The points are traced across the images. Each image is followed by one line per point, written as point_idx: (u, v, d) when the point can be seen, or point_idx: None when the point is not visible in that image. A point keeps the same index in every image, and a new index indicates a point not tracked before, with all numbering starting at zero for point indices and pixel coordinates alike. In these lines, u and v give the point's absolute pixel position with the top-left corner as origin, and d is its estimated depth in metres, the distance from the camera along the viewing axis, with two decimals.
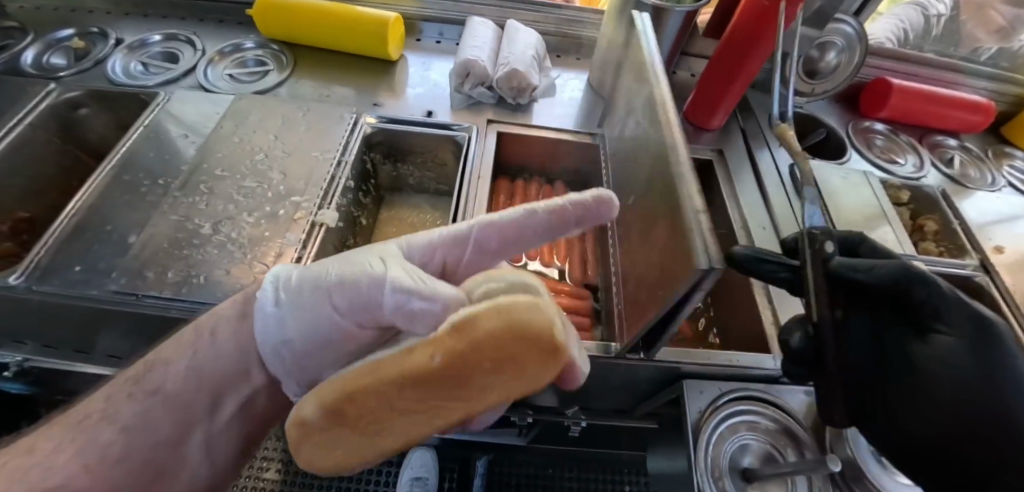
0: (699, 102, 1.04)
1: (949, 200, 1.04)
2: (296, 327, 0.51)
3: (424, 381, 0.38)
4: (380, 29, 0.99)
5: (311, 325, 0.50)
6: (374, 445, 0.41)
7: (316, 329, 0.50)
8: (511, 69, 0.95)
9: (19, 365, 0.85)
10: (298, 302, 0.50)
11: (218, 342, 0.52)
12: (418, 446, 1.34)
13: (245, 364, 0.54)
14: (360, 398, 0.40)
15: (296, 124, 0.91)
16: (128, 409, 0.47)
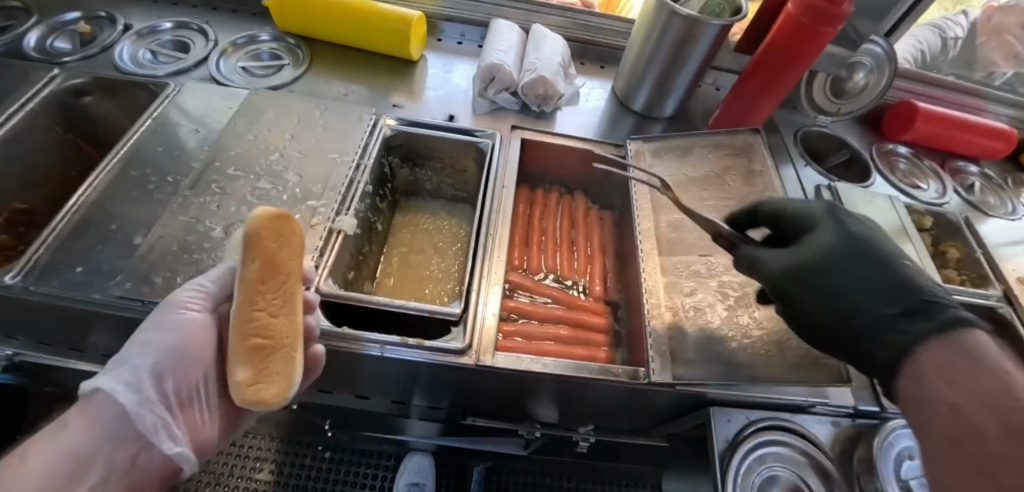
0: (725, 117, 1.01)
1: (973, 228, 1.03)
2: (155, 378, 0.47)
3: (263, 279, 0.46)
4: (402, 27, 0.96)
5: (165, 353, 0.48)
6: (291, 348, 0.48)
7: (165, 356, 0.48)
8: (537, 75, 0.92)
9: (9, 358, 0.81)
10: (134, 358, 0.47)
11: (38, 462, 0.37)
12: (414, 450, 1.27)
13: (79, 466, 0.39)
14: (258, 325, 0.46)
15: (314, 124, 0.87)
16: None
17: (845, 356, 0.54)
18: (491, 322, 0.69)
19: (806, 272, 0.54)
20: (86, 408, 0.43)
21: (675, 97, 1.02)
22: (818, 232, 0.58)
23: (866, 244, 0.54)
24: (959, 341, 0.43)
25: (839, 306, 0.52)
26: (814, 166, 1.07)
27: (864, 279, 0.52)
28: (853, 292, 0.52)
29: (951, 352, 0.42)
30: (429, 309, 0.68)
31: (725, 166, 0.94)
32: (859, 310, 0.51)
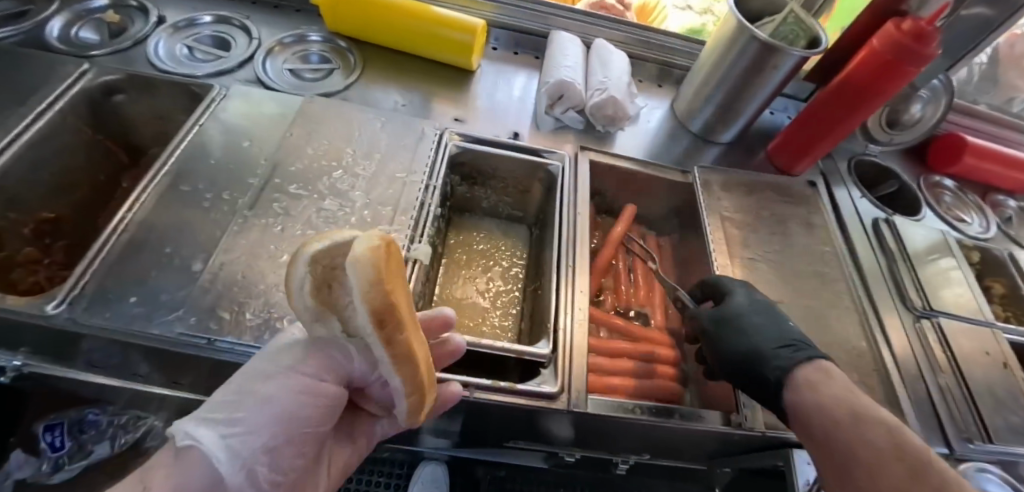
0: (786, 143, 1.00)
1: (1018, 265, 1.04)
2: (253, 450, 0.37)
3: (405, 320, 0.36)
4: (464, 35, 0.91)
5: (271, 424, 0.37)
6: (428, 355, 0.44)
7: (274, 430, 0.38)
8: (607, 95, 0.89)
9: (17, 369, 0.64)
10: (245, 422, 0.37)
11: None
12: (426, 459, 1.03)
13: None
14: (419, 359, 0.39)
15: (375, 138, 0.82)
16: None
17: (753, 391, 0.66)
18: (580, 365, 0.66)
19: (742, 326, 0.68)
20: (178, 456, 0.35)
21: (738, 123, 1.00)
22: (727, 295, 0.73)
23: (756, 308, 0.70)
24: (822, 368, 0.61)
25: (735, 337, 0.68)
26: (869, 197, 1.06)
27: (758, 329, 0.68)
28: (735, 336, 0.68)
29: (816, 375, 0.60)
30: (516, 349, 0.65)
31: (790, 198, 0.93)
32: (754, 345, 0.66)
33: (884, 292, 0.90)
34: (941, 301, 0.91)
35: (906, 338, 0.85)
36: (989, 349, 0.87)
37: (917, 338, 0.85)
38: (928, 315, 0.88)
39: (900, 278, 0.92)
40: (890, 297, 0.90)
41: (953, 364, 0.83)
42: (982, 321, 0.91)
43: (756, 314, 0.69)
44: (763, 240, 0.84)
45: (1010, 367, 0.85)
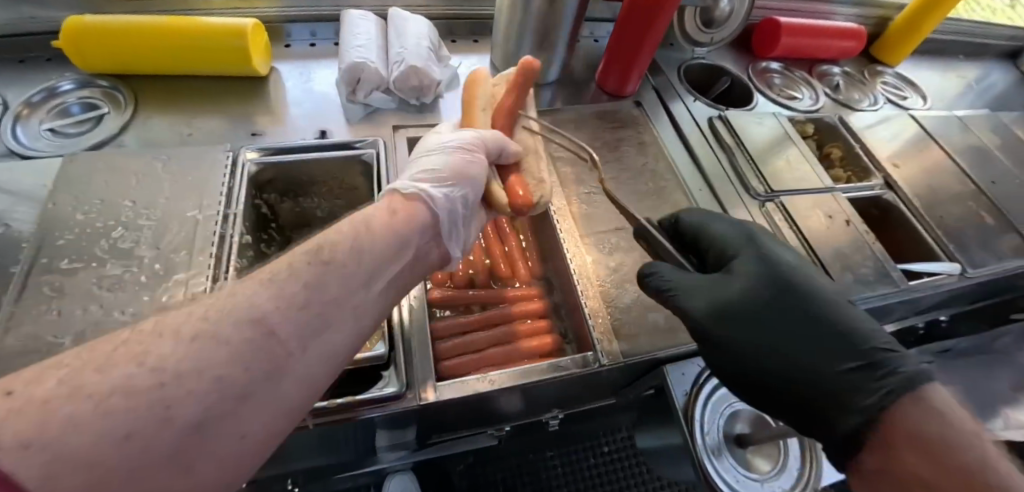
0: (610, 67, 0.99)
1: (847, 126, 1.11)
2: (452, 188, 0.61)
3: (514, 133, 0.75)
4: (235, 40, 0.81)
5: (460, 172, 0.61)
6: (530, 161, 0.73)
7: (455, 176, 0.61)
8: (407, 66, 0.84)
9: None
10: (444, 170, 0.60)
11: (377, 228, 0.51)
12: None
13: (390, 250, 0.51)
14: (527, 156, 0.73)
15: (159, 180, 0.74)
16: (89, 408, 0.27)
17: (789, 413, 0.56)
18: (423, 352, 0.64)
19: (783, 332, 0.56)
20: (404, 200, 0.57)
21: (558, 58, 0.97)
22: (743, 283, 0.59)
23: (785, 290, 0.57)
24: (919, 398, 0.48)
25: (770, 340, 0.56)
26: (702, 99, 1.09)
27: (799, 329, 0.55)
28: (766, 347, 0.56)
29: (921, 414, 0.47)
30: (351, 360, 0.61)
31: (618, 126, 0.94)
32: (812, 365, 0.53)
33: (726, 187, 0.92)
34: (780, 179, 0.94)
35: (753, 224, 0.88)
36: (830, 212, 0.92)
37: (765, 222, 0.89)
38: (771, 198, 0.92)
39: (741, 170, 0.95)
40: (735, 191, 0.92)
41: (797, 235, 0.88)
42: (822, 188, 0.96)
43: (821, 304, 0.56)
44: (597, 173, 0.84)
45: (849, 223, 0.91)
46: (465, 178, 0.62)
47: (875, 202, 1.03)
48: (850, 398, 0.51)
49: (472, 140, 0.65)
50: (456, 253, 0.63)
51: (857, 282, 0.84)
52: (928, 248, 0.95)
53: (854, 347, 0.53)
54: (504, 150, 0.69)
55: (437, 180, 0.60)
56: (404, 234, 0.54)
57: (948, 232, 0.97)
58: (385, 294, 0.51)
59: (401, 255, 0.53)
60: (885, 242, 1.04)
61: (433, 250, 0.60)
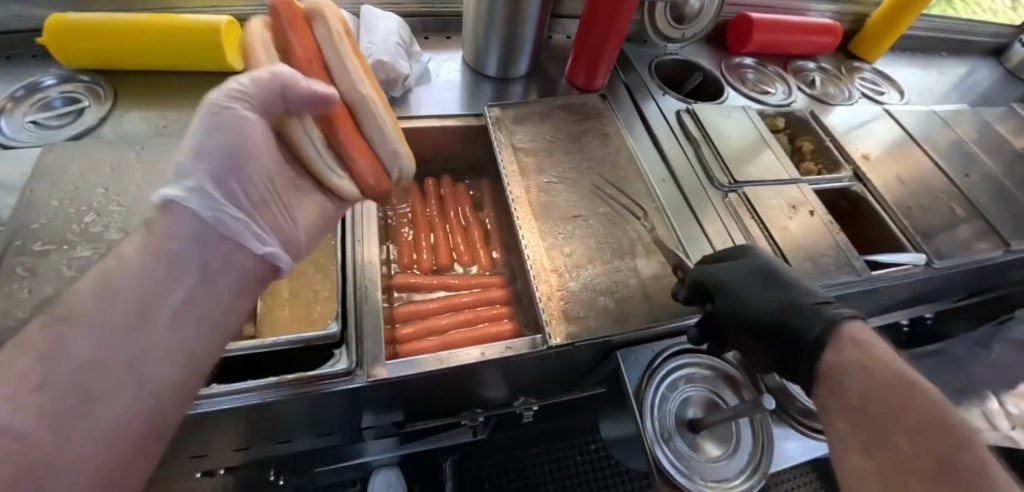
0: (579, 62, 1.01)
1: (818, 120, 1.12)
2: (229, 186, 0.47)
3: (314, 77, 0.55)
4: (207, 36, 0.84)
5: (223, 152, 0.47)
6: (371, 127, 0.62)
7: (232, 157, 0.47)
8: (374, 60, 0.86)
9: None
10: (210, 154, 0.46)
11: (127, 260, 0.40)
12: (378, 469, 1.55)
13: (150, 291, 0.39)
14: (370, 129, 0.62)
15: (131, 170, 0.77)
16: None
17: (778, 352, 0.65)
18: (376, 332, 0.67)
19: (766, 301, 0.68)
20: (169, 219, 0.43)
21: (526, 53, 0.99)
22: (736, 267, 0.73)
23: (767, 271, 0.71)
24: (849, 337, 0.59)
25: (750, 296, 0.68)
26: (672, 94, 1.11)
27: (777, 289, 0.69)
28: (756, 299, 0.68)
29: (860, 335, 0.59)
30: (304, 339, 0.63)
31: (583, 118, 0.96)
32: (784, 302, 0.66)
33: (690, 178, 0.94)
34: (745, 171, 0.96)
35: (716, 214, 0.89)
36: (794, 203, 0.93)
37: (727, 212, 0.90)
38: (734, 188, 0.93)
39: (706, 162, 0.96)
40: (699, 182, 0.93)
41: (759, 225, 0.89)
42: (788, 180, 0.97)
43: (788, 272, 0.71)
44: (558, 165, 0.87)
45: (813, 215, 0.92)
46: (244, 158, 0.48)
47: (844, 194, 1.03)
48: (820, 321, 0.62)
49: (234, 97, 0.47)
50: (260, 246, 0.48)
51: (817, 271, 0.84)
52: (894, 239, 0.96)
53: (811, 308, 0.64)
54: (307, 95, 0.49)
55: (205, 171, 0.46)
56: (151, 250, 0.41)
57: (915, 222, 0.98)
58: (183, 329, 0.41)
59: (176, 281, 0.42)
60: (855, 233, 1.04)
61: (226, 251, 0.46)
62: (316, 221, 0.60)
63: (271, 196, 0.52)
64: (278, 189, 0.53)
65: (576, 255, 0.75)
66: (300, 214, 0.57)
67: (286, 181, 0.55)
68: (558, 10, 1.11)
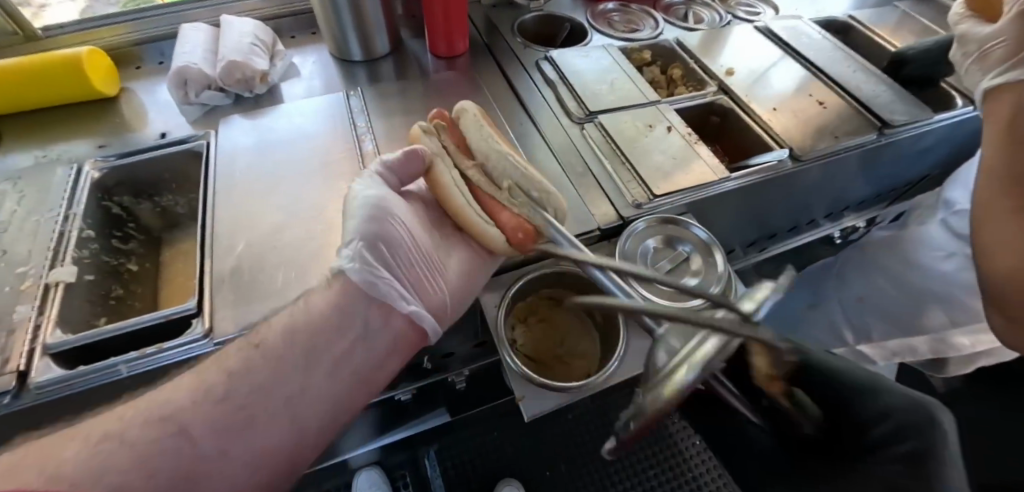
0: (434, 33, 1.04)
1: (685, 46, 1.15)
2: (369, 258, 0.64)
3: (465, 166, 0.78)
4: (72, 67, 0.91)
5: (378, 228, 0.67)
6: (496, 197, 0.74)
7: (382, 218, 0.68)
8: (226, 61, 0.91)
9: None
10: (371, 239, 0.66)
11: (315, 306, 0.61)
12: (364, 469, 1.56)
13: (334, 321, 0.60)
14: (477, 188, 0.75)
15: (8, 196, 0.83)
16: (241, 356, 0.55)
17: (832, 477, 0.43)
18: (227, 293, 0.69)
19: (933, 420, 0.37)
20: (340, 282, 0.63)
21: (381, 31, 1.04)
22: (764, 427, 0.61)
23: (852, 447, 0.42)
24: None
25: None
26: (538, 47, 1.14)
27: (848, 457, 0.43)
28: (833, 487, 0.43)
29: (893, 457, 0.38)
30: (163, 315, 0.70)
31: (444, 90, 1.03)
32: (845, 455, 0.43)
33: (548, 118, 0.97)
34: (603, 102, 0.98)
35: (573, 145, 0.93)
36: (650, 122, 0.96)
37: (584, 142, 0.93)
38: (590, 120, 0.96)
39: (563, 101, 0.99)
40: (557, 120, 0.97)
41: (616, 149, 0.92)
42: (646, 103, 1.00)
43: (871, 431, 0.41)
44: None
45: (671, 130, 0.95)
46: (393, 232, 0.68)
47: (711, 108, 1.06)
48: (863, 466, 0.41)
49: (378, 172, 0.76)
50: (406, 305, 0.64)
51: (675, 179, 0.87)
52: (762, 141, 0.99)
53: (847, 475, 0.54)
54: (415, 159, 0.76)
55: (359, 243, 0.65)
56: (335, 305, 0.61)
57: (779, 122, 1.01)
58: (339, 377, 0.59)
59: (339, 335, 0.60)
60: (732, 145, 1.07)
61: (382, 310, 0.63)
62: (462, 270, 0.75)
63: (406, 271, 0.68)
64: (433, 253, 0.74)
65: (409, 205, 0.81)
66: (449, 265, 0.74)
67: (429, 243, 0.75)
68: None
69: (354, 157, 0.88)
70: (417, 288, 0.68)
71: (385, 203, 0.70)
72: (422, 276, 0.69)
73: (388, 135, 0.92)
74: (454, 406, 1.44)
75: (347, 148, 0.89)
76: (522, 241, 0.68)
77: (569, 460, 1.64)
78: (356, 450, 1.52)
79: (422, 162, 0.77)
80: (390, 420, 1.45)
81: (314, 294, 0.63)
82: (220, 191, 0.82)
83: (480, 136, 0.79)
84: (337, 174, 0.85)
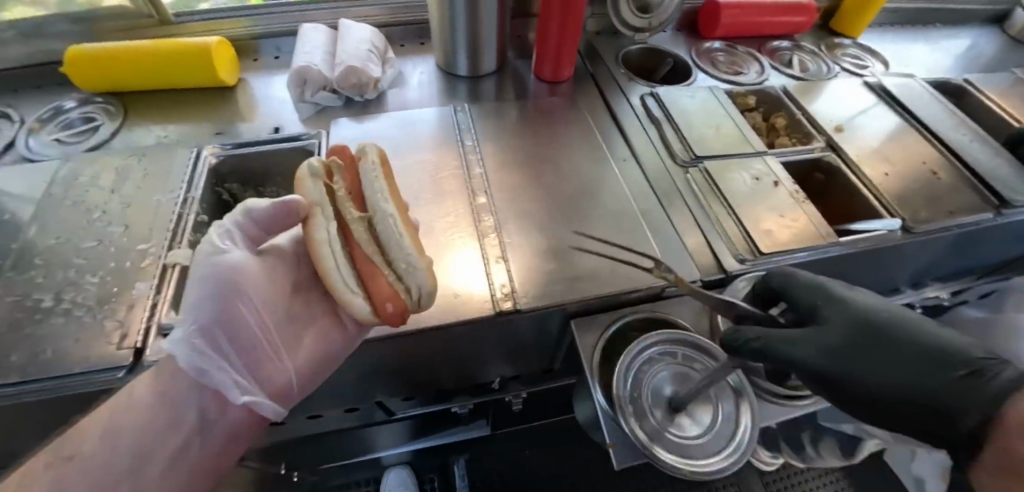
0: (542, 57, 1.05)
1: (791, 96, 1.12)
2: (204, 342, 0.59)
3: (348, 226, 0.65)
4: (202, 55, 0.95)
5: (210, 307, 0.60)
6: (380, 269, 0.63)
7: (219, 293, 0.61)
8: (345, 65, 0.94)
9: None
10: (204, 320, 0.60)
11: (138, 399, 0.56)
12: (393, 467, 1.59)
13: (167, 414, 0.56)
14: (359, 251, 0.63)
15: (133, 172, 0.87)
16: (51, 475, 0.48)
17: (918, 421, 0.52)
18: None
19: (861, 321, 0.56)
20: (167, 366, 0.59)
21: (491, 50, 1.05)
22: (828, 319, 0.57)
23: (875, 330, 0.55)
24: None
25: (898, 387, 0.52)
26: (640, 81, 1.13)
27: (898, 359, 0.53)
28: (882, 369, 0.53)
29: (988, 392, 0.47)
30: None
31: (545, 114, 1.03)
32: (916, 386, 0.51)
33: (651, 156, 0.96)
34: (708, 147, 0.96)
35: (675, 187, 0.91)
36: (757, 174, 0.94)
37: (687, 186, 0.91)
38: (695, 164, 0.94)
39: (668, 141, 0.97)
40: (659, 159, 0.95)
41: (720, 198, 0.89)
42: (751, 152, 0.98)
43: (895, 315, 0.56)
44: (524, 157, 0.94)
45: (777, 184, 0.93)
46: (235, 313, 0.62)
47: (816, 165, 1.03)
48: (978, 399, 0.47)
49: (226, 236, 0.65)
50: (241, 396, 0.59)
51: (782, 239, 0.84)
52: (869, 207, 0.94)
53: (975, 362, 0.50)
54: (287, 212, 0.64)
55: (191, 323, 0.59)
56: (155, 394, 0.57)
57: (890, 190, 0.96)
58: (173, 475, 0.55)
59: (168, 433, 0.56)
60: (832, 205, 1.03)
61: (216, 396, 0.60)
62: (317, 346, 0.70)
63: (242, 347, 0.64)
64: (284, 326, 0.70)
65: (508, 232, 0.81)
66: (305, 343, 0.70)
67: (286, 316, 0.71)
68: (524, 10, 1.17)
69: (458, 174, 0.89)
70: (270, 365, 0.66)
71: (234, 268, 0.63)
72: (267, 350, 0.66)
73: (494, 156, 0.93)
74: (497, 421, 1.43)
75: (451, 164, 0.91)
76: (393, 315, 0.61)
77: (596, 489, 1.62)
78: (392, 448, 1.53)
79: (296, 216, 0.65)
80: (428, 430, 1.43)
81: (140, 382, 0.57)
82: None
83: (370, 182, 0.66)
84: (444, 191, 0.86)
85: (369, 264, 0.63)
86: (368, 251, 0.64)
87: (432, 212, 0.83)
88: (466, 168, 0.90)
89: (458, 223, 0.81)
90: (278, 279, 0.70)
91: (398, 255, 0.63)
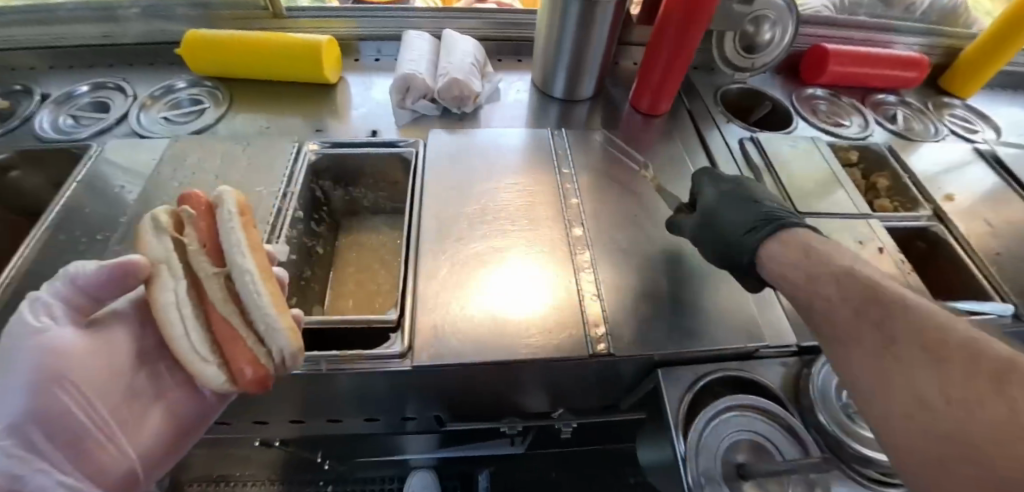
0: (642, 88, 1.03)
1: (897, 155, 1.07)
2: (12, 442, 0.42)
3: (198, 286, 0.52)
4: (313, 52, 0.97)
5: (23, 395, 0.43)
6: (238, 334, 0.50)
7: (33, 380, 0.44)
8: (450, 77, 0.94)
9: None
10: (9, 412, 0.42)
11: None
12: (417, 470, 1.52)
13: None
14: (212, 314, 0.51)
15: (237, 160, 0.89)
16: None
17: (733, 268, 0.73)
18: (427, 317, 0.70)
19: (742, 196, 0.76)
20: None
21: (592, 76, 1.04)
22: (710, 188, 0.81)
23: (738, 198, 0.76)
24: (791, 237, 0.66)
25: (733, 221, 0.72)
26: (737, 122, 1.09)
27: (743, 209, 0.73)
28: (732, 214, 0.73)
29: (802, 250, 0.62)
30: (366, 320, 0.71)
31: (639, 147, 1.01)
32: (729, 237, 0.72)
33: None
34: (810, 203, 0.92)
35: None
36: (861, 238, 0.89)
37: None
38: None
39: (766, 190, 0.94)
40: None
41: None
42: (855, 213, 0.93)
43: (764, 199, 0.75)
44: (617, 190, 0.91)
45: (883, 251, 0.87)
46: (52, 405, 0.44)
47: (920, 233, 0.97)
48: (753, 246, 0.68)
49: (42, 306, 0.47)
50: None
51: None
52: (980, 288, 0.88)
53: (775, 215, 0.71)
54: (120, 275, 0.48)
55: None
56: None
57: (1005, 271, 0.89)
58: None
59: None
60: (933, 278, 0.97)
61: None
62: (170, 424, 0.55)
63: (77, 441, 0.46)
64: (127, 406, 0.53)
65: (596, 267, 0.79)
66: (149, 423, 0.54)
67: (124, 394, 0.52)
68: (623, 38, 1.15)
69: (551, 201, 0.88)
70: (110, 456, 0.48)
71: (60, 349, 0.46)
72: (108, 439, 0.48)
73: (588, 185, 0.91)
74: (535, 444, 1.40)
75: (544, 188, 0.90)
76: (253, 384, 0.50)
77: None
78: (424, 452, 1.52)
79: (137, 279, 0.49)
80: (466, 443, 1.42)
81: None
82: (426, 204, 0.84)
83: (229, 234, 0.53)
84: (538, 217, 0.85)
85: (219, 328, 0.50)
86: (232, 311, 0.52)
87: (523, 238, 0.81)
88: (560, 195, 0.89)
89: (550, 253, 0.80)
90: (121, 354, 0.52)
91: (255, 316, 0.52)
